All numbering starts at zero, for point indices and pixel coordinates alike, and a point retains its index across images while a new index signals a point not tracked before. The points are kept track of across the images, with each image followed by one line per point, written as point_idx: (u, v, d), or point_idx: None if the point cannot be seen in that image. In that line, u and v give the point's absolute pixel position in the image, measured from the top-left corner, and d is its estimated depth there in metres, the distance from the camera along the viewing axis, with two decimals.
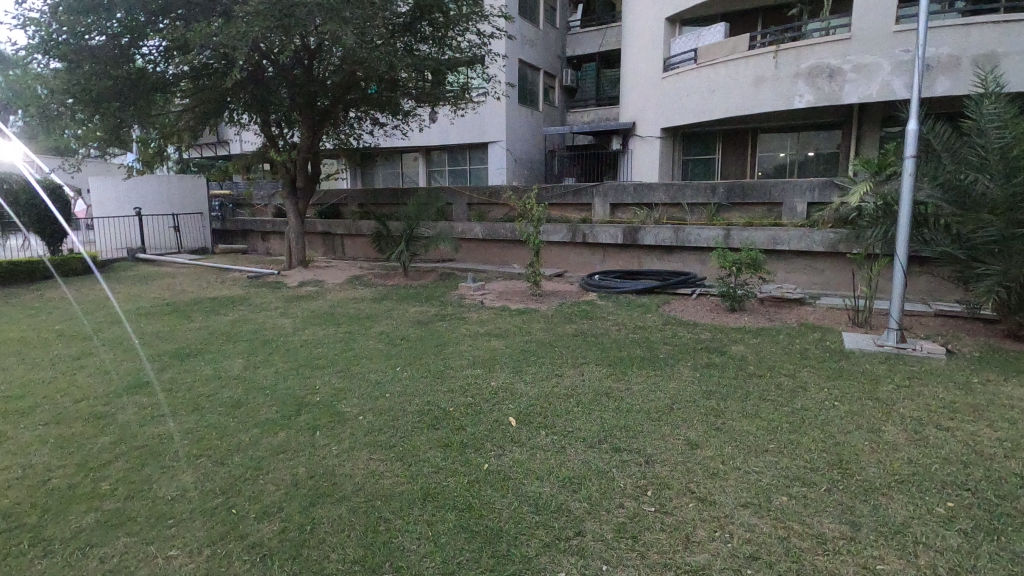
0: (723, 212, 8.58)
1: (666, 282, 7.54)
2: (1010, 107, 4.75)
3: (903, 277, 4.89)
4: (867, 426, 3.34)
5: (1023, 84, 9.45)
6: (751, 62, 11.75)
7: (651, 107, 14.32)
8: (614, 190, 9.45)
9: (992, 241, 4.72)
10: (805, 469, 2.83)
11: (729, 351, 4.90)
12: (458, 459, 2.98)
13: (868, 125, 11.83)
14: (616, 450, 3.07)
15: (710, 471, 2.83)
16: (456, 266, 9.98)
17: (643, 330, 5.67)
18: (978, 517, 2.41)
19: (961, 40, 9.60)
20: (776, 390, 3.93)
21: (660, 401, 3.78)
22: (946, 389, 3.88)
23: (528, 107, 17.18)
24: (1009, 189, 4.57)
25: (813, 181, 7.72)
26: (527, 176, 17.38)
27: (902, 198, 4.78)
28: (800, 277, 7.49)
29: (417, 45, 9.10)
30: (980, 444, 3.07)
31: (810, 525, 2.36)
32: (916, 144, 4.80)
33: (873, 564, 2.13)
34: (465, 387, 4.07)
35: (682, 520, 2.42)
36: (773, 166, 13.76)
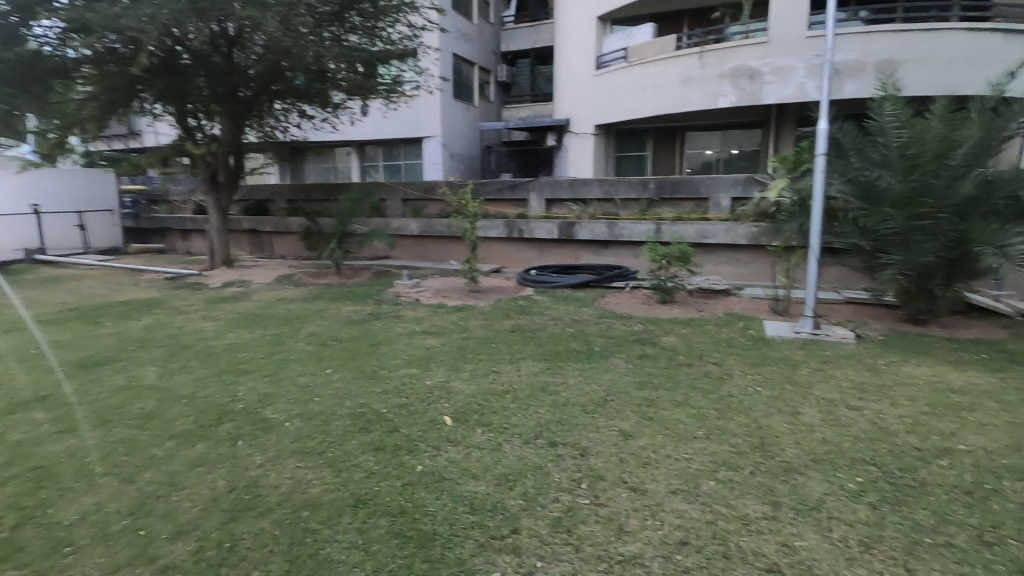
0: (654, 207, 8.86)
1: (601, 275, 7.67)
2: (908, 109, 5.14)
3: (816, 268, 5.21)
4: (787, 409, 3.52)
5: (918, 88, 10.30)
6: (678, 62, 12.18)
7: (585, 104, 14.54)
8: (549, 186, 9.57)
9: (893, 233, 5.12)
10: (731, 454, 2.95)
11: (660, 342, 5.05)
12: (391, 462, 2.90)
13: (786, 125, 12.62)
14: (552, 445, 3.08)
15: (643, 461, 2.89)
16: (391, 263, 9.75)
17: (578, 323, 5.75)
18: (884, 489, 2.59)
19: (865, 46, 10.33)
20: (705, 378, 4.09)
21: (595, 393, 3.84)
22: (856, 371, 4.17)
23: (463, 102, 17.03)
24: (908, 184, 4.94)
25: (737, 177, 8.09)
26: (464, 171, 17.25)
27: (815, 193, 5.09)
28: (727, 270, 7.81)
29: (345, 36, 8.77)
30: (886, 421, 3.31)
31: (735, 508, 2.46)
32: (826, 142, 5.11)
33: (792, 541, 2.23)
34: (400, 387, 3.96)
35: (615, 510, 2.46)
36: (701, 163, 14.32)
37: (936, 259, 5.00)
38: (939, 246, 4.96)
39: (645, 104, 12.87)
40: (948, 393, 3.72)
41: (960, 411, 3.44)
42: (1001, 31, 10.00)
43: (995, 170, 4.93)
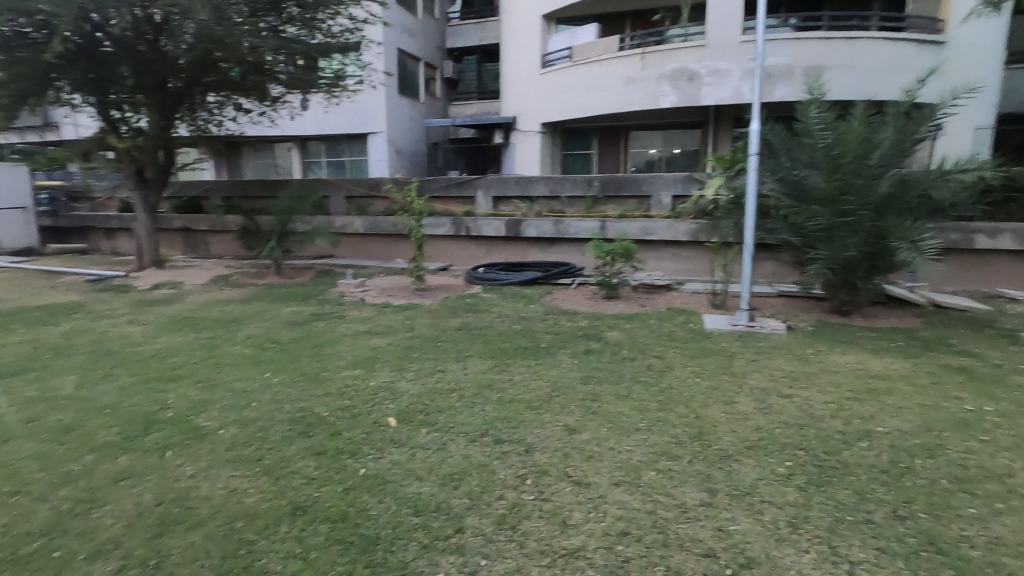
0: (599, 204, 9.04)
1: (548, 272, 7.75)
2: (831, 113, 5.46)
3: (751, 262, 5.44)
4: (723, 398, 3.67)
5: (843, 93, 10.92)
6: (621, 62, 12.44)
7: (531, 102, 14.61)
8: (496, 183, 9.62)
9: (820, 229, 5.42)
10: (671, 444, 3.04)
11: (605, 337, 5.15)
12: (332, 466, 2.82)
13: (723, 125, 13.12)
14: (497, 442, 3.08)
15: (586, 454, 2.93)
16: (336, 262, 9.50)
17: (525, 320, 5.78)
18: (810, 472, 2.74)
19: (794, 51, 10.86)
20: (647, 371, 4.20)
21: (541, 389, 3.86)
22: (787, 361, 4.39)
23: (409, 98, 16.78)
24: (833, 183, 5.23)
25: (677, 176, 8.38)
26: (411, 168, 17.01)
27: (748, 191, 5.31)
28: (669, 265, 8.04)
29: (282, 27, 8.48)
30: (814, 407, 3.50)
31: (674, 497, 2.54)
32: (758, 142, 5.35)
33: (726, 526, 2.32)
34: (343, 390, 3.86)
35: (560, 505, 2.48)
36: (645, 162, 14.68)
37: (857, 254, 5.33)
38: (859, 241, 5.29)
39: (590, 103, 13.07)
40: (869, 378, 3.98)
41: (880, 395, 3.68)
42: (914, 41, 10.77)
43: (909, 170, 5.29)
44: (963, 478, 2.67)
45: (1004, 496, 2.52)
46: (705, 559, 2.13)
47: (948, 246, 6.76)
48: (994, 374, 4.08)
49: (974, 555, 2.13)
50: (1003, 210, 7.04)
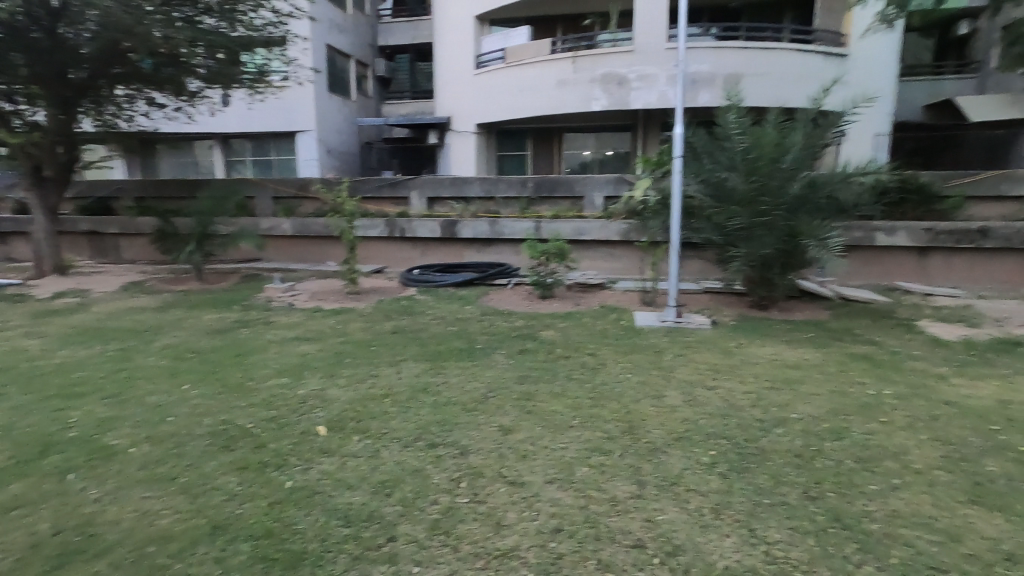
0: (533, 205, 9.19)
1: (484, 273, 7.74)
2: (748, 118, 5.77)
3: (677, 260, 5.66)
4: (653, 393, 3.79)
5: (761, 100, 11.57)
6: (553, 65, 12.64)
7: (465, 102, 14.55)
8: (430, 184, 9.60)
9: (740, 229, 5.72)
10: (603, 439, 3.11)
11: (540, 336, 5.20)
12: (257, 480, 2.68)
13: (651, 128, 13.69)
14: (431, 446, 3.04)
15: (521, 454, 2.95)
16: (263, 266, 9.09)
17: (461, 322, 5.75)
18: (732, 459, 2.89)
19: (715, 59, 11.42)
20: (581, 369, 4.28)
21: (476, 391, 3.85)
22: (712, 354, 4.60)
23: (339, 95, 16.31)
24: (751, 184, 5.53)
25: (608, 177, 8.66)
26: (343, 168, 16.52)
27: (675, 192, 5.52)
28: (602, 264, 8.23)
29: (199, 18, 8.02)
30: (735, 397, 3.68)
31: (606, 491, 2.60)
32: (682, 145, 5.57)
33: (655, 516, 2.40)
34: (269, 400, 3.69)
35: (494, 506, 2.48)
36: (578, 163, 14.97)
37: (774, 251, 5.66)
38: (776, 240, 5.62)
39: (524, 105, 13.19)
40: (785, 369, 4.24)
41: (794, 384, 3.93)
42: (821, 53, 11.61)
43: (819, 172, 5.68)
44: (865, 457, 2.89)
45: (900, 472, 2.75)
46: (634, 550, 2.19)
47: (853, 243, 7.32)
48: (892, 360, 4.45)
49: (874, 528, 2.31)
50: (898, 209, 7.69)
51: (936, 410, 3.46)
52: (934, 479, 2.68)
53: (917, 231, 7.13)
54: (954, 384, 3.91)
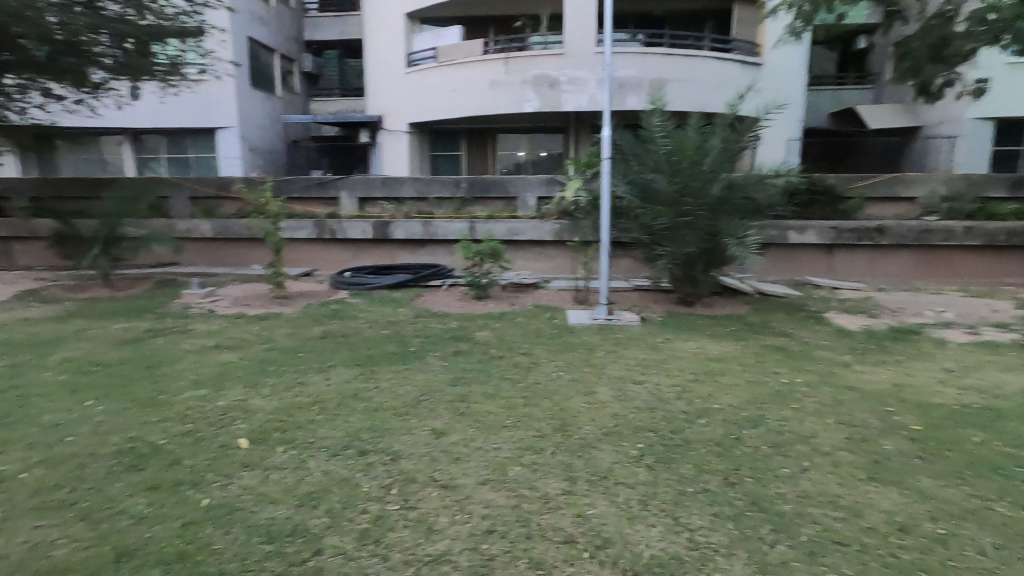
0: (467, 205, 9.19)
1: (417, 275, 7.63)
2: (671, 122, 6.00)
3: (607, 259, 5.80)
4: (584, 389, 3.87)
5: (684, 104, 12.09)
6: (486, 66, 12.69)
7: (397, 101, 14.25)
8: (361, 184, 9.37)
9: (665, 229, 5.96)
10: (536, 438, 3.14)
11: (475, 337, 5.18)
12: (169, 501, 2.51)
13: (582, 130, 13.99)
14: (361, 453, 2.96)
15: (453, 457, 2.93)
16: (180, 270, 8.53)
17: (394, 325, 5.64)
18: (658, 451, 2.99)
19: (641, 64, 11.82)
20: (515, 368, 4.30)
21: (409, 395, 3.78)
22: (640, 350, 4.75)
23: (263, 90, 15.60)
24: (675, 186, 5.77)
25: (540, 178, 8.80)
26: (268, 167, 15.79)
27: (603, 193, 5.66)
28: (536, 264, 8.32)
29: (102, 3, 7.33)
30: (662, 391, 3.82)
31: (538, 489, 2.62)
32: (610, 148, 5.71)
33: (585, 511, 2.44)
34: (184, 413, 3.46)
35: (425, 511, 2.45)
36: (512, 164, 15.09)
37: (697, 250, 5.93)
38: (699, 239, 5.88)
39: (457, 105, 13.13)
40: (709, 361, 4.45)
41: (716, 375, 4.13)
42: (738, 62, 12.29)
43: (738, 173, 6.00)
44: (779, 443, 3.07)
45: (810, 454, 2.94)
46: (565, 546, 2.23)
47: (768, 241, 7.77)
48: (803, 350, 4.77)
49: (786, 509, 2.46)
50: (808, 209, 8.27)
51: (841, 395, 3.73)
52: (838, 459, 2.89)
53: (825, 230, 7.68)
54: (856, 370, 4.25)
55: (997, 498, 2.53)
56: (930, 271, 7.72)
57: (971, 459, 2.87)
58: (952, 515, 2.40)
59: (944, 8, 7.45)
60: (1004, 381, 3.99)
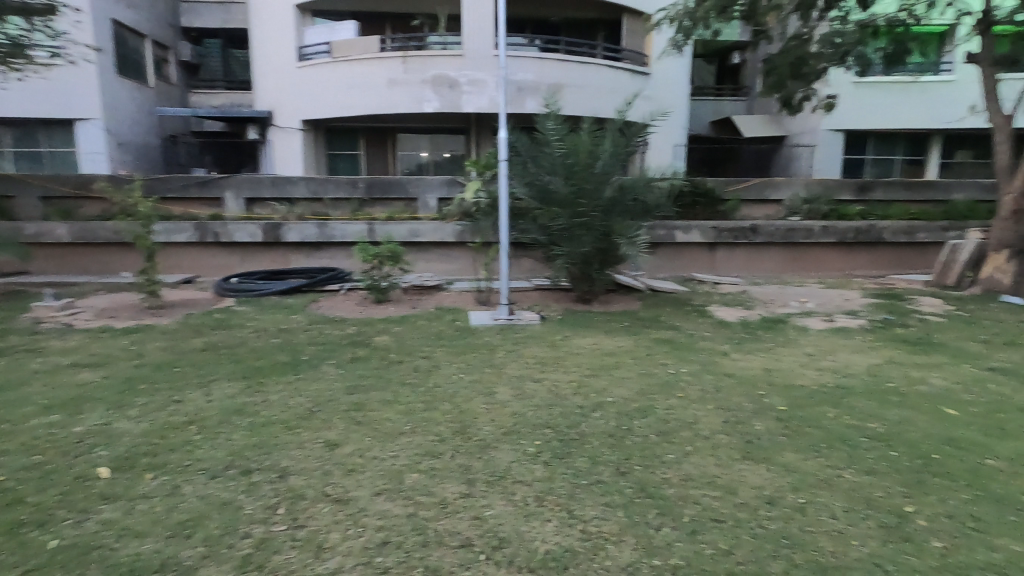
0: (365, 206, 8.95)
1: (313, 279, 7.29)
2: (565, 126, 6.19)
3: (507, 260, 5.86)
4: (484, 390, 3.88)
5: (580, 109, 12.53)
6: (383, 64, 12.43)
7: (287, 96, 13.46)
8: (248, 183, 8.80)
9: (562, 229, 6.15)
10: (435, 442, 3.10)
11: (374, 342, 5.03)
12: (7, 546, 2.18)
13: (483, 132, 14.10)
14: (245, 473, 2.76)
15: (348, 469, 2.81)
16: (30, 280, 7.49)
17: (287, 333, 5.33)
18: (554, 447, 3.05)
19: (538, 69, 12.10)
20: (414, 372, 4.22)
21: (300, 406, 3.58)
22: (540, 348, 4.86)
23: (132, 79, 14.11)
24: (570, 187, 5.98)
25: (440, 179, 8.79)
26: (140, 164, 14.32)
27: (502, 195, 5.73)
28: (438, 266, 8.24)
29: None
30: (560, 387, 3.92)
31: (435, 494, 2.58)
32: (508, 150, 5.77)
33: (483, 513, 2.44)
34: (30, 444, 3.03)
35: (315, 529, 2.32)
36: (414, 165, 14.87)
37: (592, 249, 6.18)
38: (593, 239, 6.12)
39: (353, 103, 12.71)
40: (604, 356, 4.64)
41: (610, 369, 4.31)
42: (627, 71, 12.99)
43: (630, 176, 6.23)
44: (666, 430, 3.26)
45: (693, 439, 3.15)
46: (461, 550, 2.21)
47: (657, 240, 8.24)
48: (688, 342, 5.11)
49: (671, 493, 2.61)
50: (691, 210, 8.89)
51: (720, 381, 4.06)
52: (717, 442, 3.12)
53: (707, 229, 8.29)
54: (733, 358, 4.63)
55: (846, 466, 2.85)
56: (795, 266, 8.60)
57: (826, 433, 3.22)
58: (810, 485, 2.67)
59: (801, 31, 8.34)
60: (853, 362, 4.54)
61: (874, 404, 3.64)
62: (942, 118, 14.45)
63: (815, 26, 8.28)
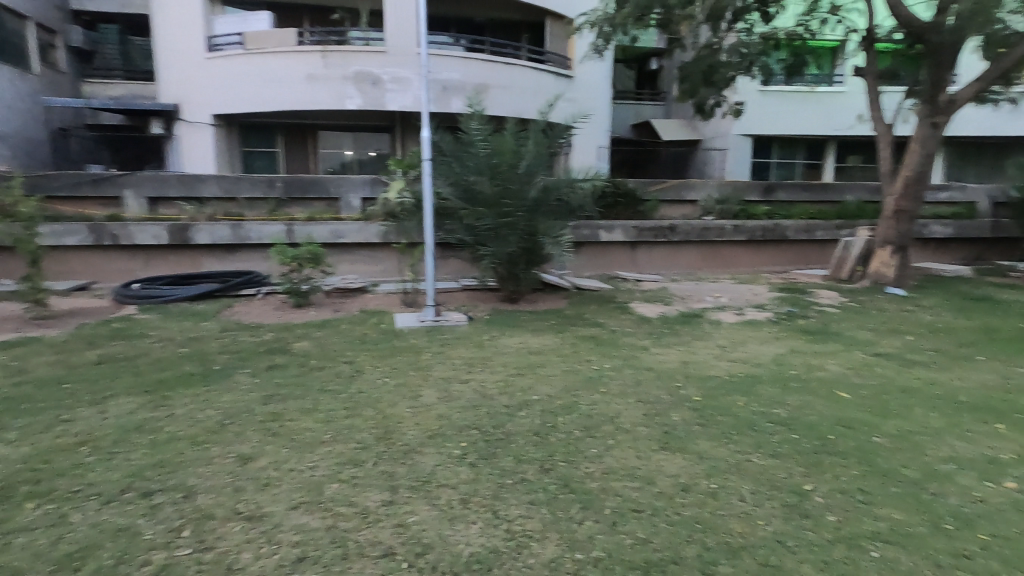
0: (283, 206, 8.57)
1: (226, 283, 6.87)
2: (489, 126, 6.19)
3: (433, 260, 5.78)
4: (409, 393, 3.81)
5: (505, 110, 12.60)
6: (301, 58, 11.94)
7: (195, 88, 12.59)
8: (151, 181, 8.17)
9: (488, 229, 6.16)
10: (356, 450, 3.00)
11: (292, 348, 4.81)
12: None
13: (408, 131, 13.89)
14: (145, 495, 2.55)
15: (262, 483, 2.66)
16: None
17: (196, 341, 4.99)
18: (479, 448, 3.04)
19: (464, 68, 12.05)
20: (336, 379, 4.07)
21: (210, 420, 3.35)
22: (467, 349, 4.83)
23: (11, 65, 12.70)
24: (495, 187, 5.99)
25: (364, 179, 8.59)
26: (23, 159, 12.91)
27: (426, 195, 5.65)
28: (363, 268, 8.01)
29: None
30: (486, 388, 3.92)
31: (356, 504, 2.50)
32: (431, 149, 5.70)
33: (406, 520, 2.39)
34: None
35: (225, 550, 2.18)
36: (337, 163, 14.39)
37: (517, 249, 6.23)
38: (518, 239, 6.16)
39: (269, 97, 12.11)
40: (530, 354, 4.70)
41: (536, 367, 4.37)
42: (551, 74, 13.23)
43: (554, 176, 6.31)
44: (589, 426, 3.33)
45: (614, 433, 3.25)
46: (383, 559, 2.15)
47: (581, 240, 8.44)
48: (611, 338, 5.26)
49: (593, 486, 2.67)
50: (614, 209, 9.17)
51: (641, 375, 4.22)
52: (637, 434, 3.24)
53: (628, 229, 8.58)
54: (652, 352, 4.82)
55: (753, 451, 3.04)
56: (710, 263, 9.09)
57: (736, 420, 3.42)
58: (721, 470, 2.83)
59: (711, 40, 8.81)
60: (760, 352, 4.85)
61: (778, 391, 3.91)
62: (836, 125, 15.74)
63: (723, 36, 8.78)
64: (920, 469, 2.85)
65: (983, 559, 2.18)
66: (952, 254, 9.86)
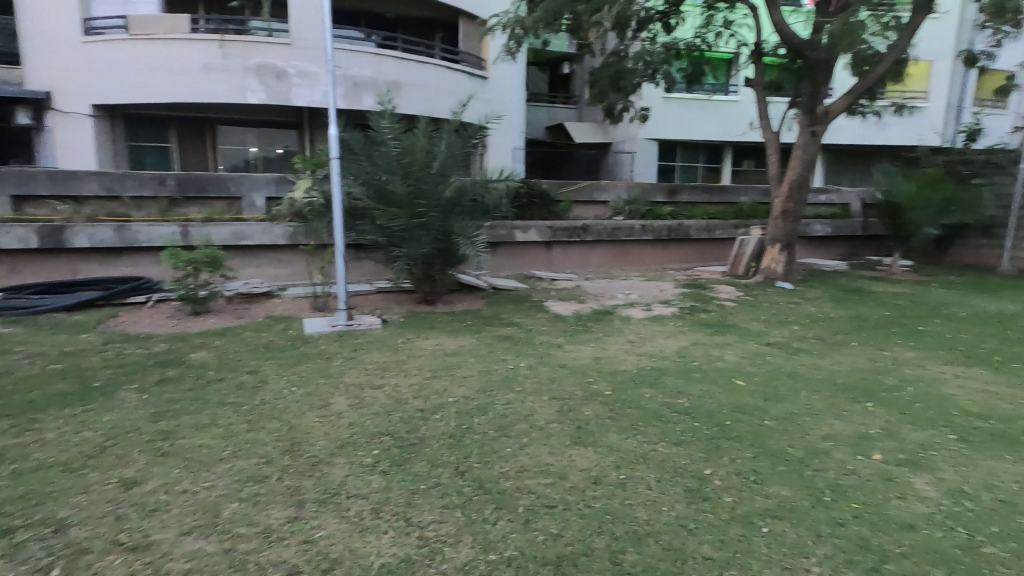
0: (177, 206, 7.96)
1: (110, 290, 6.25)
2: (400, 125, 6.06)
3: (343, 262, 5.57)
4: (318, 402, 3.64)
5: (419, 108, 12.42)
6: (196, 47, 11.12)
7: (70, 75, 11.33)
8: (16, 178, 7.25)
9: (402, 229, 6.03)
10: (259, 465, 2.82)
11: (188, 360, 4.45)
12: None
13: (317, 128, 13.35)
14: (5, 533, 2.25)
15: (150, 508, 2.44)
16: None
17: (74, 355, 4.50)
18: (392, 455, 2.96)
19: (375, 64, 11.72)
20: (237, 391, 3.80)
21: (88, 443, 3.03)
22: (381, 353, 4.70)
23: None
24: (407, 187, 5.88)
25: (268, 177, 8.19)
26: None
27: (335, 195, 5.42)
28: (269, 271, 7.57)
29: None
30: (400, 392, 3.83)
31: (257, 522, 2.35)
32: (340, 147, 5.48)
33: (313, 535, 2.28)
34: None
35: None
36: (239, 161, 13.53)
37: (432, 250, 6.14)
38: (433, 239, 6.08)
39: (160, 88, 11.17)
40: (446, 356, 4.64)
41: (452, 369, 4.33)
42: (465, 74, 13.22)
43: (468, 176, 6.29)
44: (504, 426, 3.34)
45: (529, 431, 3.28)
46: None
47: (497, 240, 8.48)
48: (527, 337, 5.32)
49: (507, 485, 2.69)
50: (528, 210, 9.29)
51: (555, 373, 4.29)
52: (551, 431, 3.29)
53: (543, 228, 8.72)
54: (566, 349, 4.93)
55: (659, 440, 3.19)
56: (620, 261, 9.46)
57: (643, 412, 3.57)
58: (629, 461, 2.94)
59: (618, 48, 9.16)
60: (666, 346, 5.11)
61: (681, 382, 4.14)
62: (731, 131, 16.94)
63: (629, 44, 9.17)
64: (804, 448, 3.12)
65: (855, 525, 2.42)
66: (831, 250, 10.90)
